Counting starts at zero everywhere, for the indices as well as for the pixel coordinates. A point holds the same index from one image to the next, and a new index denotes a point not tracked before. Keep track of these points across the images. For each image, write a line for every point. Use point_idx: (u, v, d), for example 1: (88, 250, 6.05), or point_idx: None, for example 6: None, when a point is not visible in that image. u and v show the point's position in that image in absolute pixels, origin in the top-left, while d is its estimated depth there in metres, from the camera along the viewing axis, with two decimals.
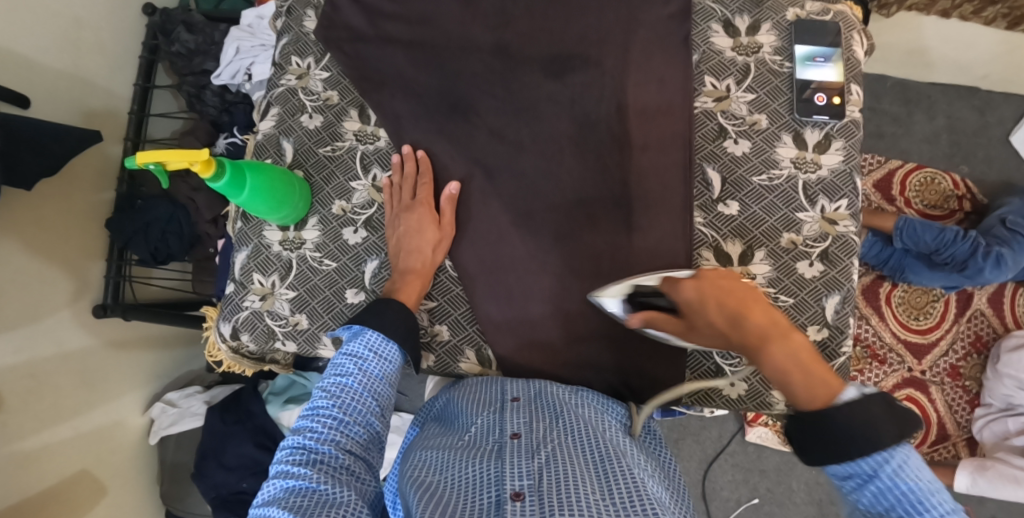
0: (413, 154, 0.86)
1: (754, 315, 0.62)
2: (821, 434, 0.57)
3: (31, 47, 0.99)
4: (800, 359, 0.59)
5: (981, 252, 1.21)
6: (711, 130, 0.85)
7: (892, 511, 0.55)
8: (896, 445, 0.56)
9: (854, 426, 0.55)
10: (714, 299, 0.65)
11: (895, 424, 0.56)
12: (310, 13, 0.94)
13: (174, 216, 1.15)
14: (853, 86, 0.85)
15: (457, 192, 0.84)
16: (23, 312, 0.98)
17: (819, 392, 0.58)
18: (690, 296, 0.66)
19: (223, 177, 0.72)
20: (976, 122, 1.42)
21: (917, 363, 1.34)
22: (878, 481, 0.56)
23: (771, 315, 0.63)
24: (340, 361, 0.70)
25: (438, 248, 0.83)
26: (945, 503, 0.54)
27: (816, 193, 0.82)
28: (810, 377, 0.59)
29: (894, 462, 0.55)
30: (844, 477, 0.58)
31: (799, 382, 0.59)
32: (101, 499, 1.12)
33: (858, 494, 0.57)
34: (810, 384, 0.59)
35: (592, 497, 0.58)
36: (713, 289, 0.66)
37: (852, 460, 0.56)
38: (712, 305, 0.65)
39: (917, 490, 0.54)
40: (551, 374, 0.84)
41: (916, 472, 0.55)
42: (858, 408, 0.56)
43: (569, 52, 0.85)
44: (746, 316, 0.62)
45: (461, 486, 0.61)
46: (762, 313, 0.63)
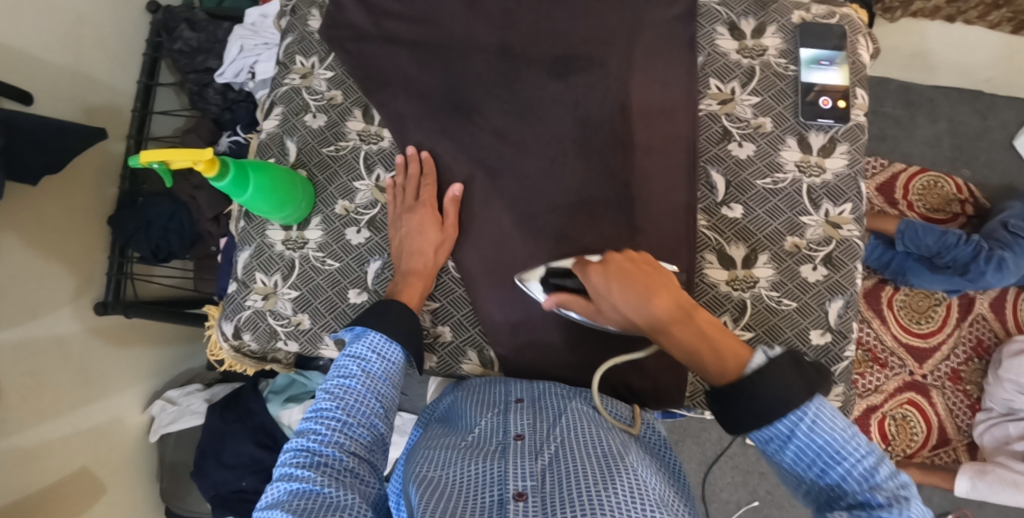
0: (417, 155, 0.85)
1: (660, 297, 0.65)
2: (739, 400, 0.60)
3: (33, 43, 0.99)
4: (704, 334, 0.64)
5: (983, 255, 1.20)
6: (715, 133, 0.85)
7: (815, 464, 0.59)
8: (806, 401, 0.59)
9: (767, 390, 0.59)
10: (622, 284, 0.66)
11: (806, 381, 0.60)
12: (315, 12, 0.94)
13: (175, 213, 1.14)
14: (858, 89, 0.85)
15: (459, 194, 0.84)
16: (23, 309, 0.98)
17: (728, 362, 0.63)
18: (599, 283, 0.67)
19: (227, 176, 0.72)
20: (978, 125, 1.42)
21: (918, 367, 1.33)
22: (799, 438, 0.59)
23: (675, 296, 0.65)
24: (343, 362, 0.70)
25: (440, 250, 0.83)
26: (860, 447, 0.58)
27: (820, 197, 0.82)
28: (718, 351, 0.63)
29: (808, 417, 0.59)
30: (767, 439, 0.61)
31: (709, 358, 0.63)
32: (100, 497, 1.12)
33: (783, 452, 0.61)
34: (717, 356, 0.63)
35: (596, 495, 0.57)
36: (621, 274, 0.67)
37: (773, 422, 0.60)
38: (621, 290, 0.66)
39: (835, 440, 0.58)
40: (552, 375, 0.83)
41: (832, 424, 0.59)
42: (767, 373, 0.60)
43: (574, 53, 0.85)
44: (652, 301, 0.64)
45: (465, 486, 0.61)
46: (666, 296, 0.65)
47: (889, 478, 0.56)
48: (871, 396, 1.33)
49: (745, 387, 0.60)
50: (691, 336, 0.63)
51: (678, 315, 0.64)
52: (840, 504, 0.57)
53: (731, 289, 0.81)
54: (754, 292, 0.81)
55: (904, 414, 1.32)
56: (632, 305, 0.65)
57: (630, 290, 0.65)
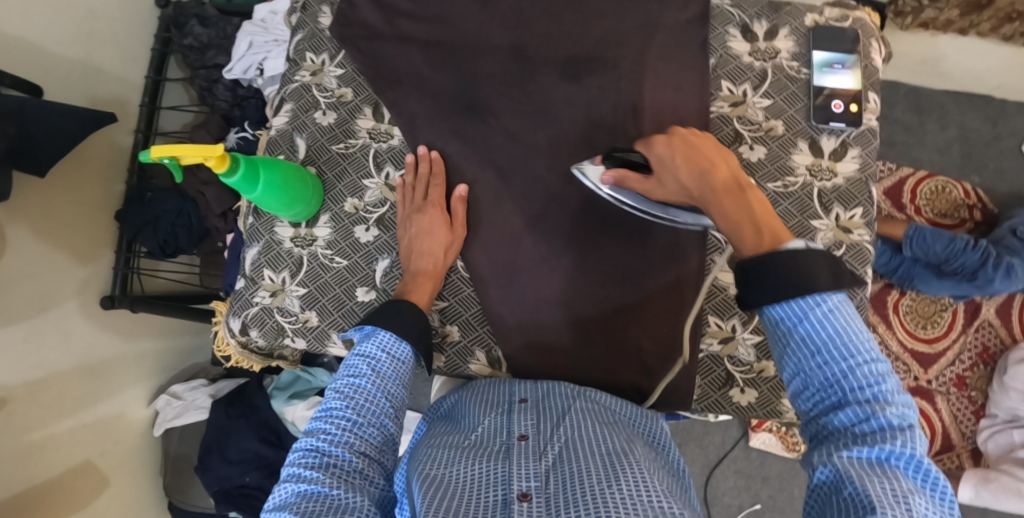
0: (427, 154, 0.85)
1: (719, 168, 0.67)
2: (763, 275, 0.57)
3: (44, 37, 0.99)
4: (752, 208, 0.62)
5: (990, 262, 1.20)
6: (727, 135, 0.85)
7: (819, 357, 0.54)
8: (830, 291, 0.55)
9: (797, 272, 0.55)
10: (685, 155, 0.69)
11: (838, 277, 0.56)
12: (326, 9, 0.94)
13: (183, 209, 1.14)
14: (870, 94, 0.84)
15: (466, 195, 0.84)
16: (29, 303, 0.98)
17: (767, 239, 0.60)
18: (663, 152, 0.70)
19: (237, 172, 0.72)
20: (988, 131, 1.41)
21: (923, 372, 1.33)
22: (811, 325, 0.55)
23: (734, 174, 0.66)
24: (353, 362, 0.70)
25: (449, 250, 0.83)
26: (871, 353, 0.53)
27: (831, 201, 0.82)
28: (757, 227, 0.61)
29: (828, 304, 0.55)
30: (777, 322, 0.57)
31: (746, 233, 0.61)
32: (104, 490, 1.12)
33: (789, 339, 0.56)
34: (758, 230, 0.61)
35: (602, 496, 0.57)
36: (683, 146, 0.69)
37: (788, 300, 0.56)
38: (682, 160, 0.68)
39: (846, 337, 0.54)
40: (560, 376, 0.83)
41: (846, 320, 0.54)
42: (802, 257, 0.56)
43: (586, 54, 0.85)
44: (712, 171, 0.66)
45: (469, 484, 0.61)
46: (727, 171, 0.66)
47: (895, 395, 0.51)
48: None
49: (774, 263, 0.56)
50: (738, 207, 0.63)
51: (732, 188, 0.65)
52: (835, 415, 0.53)
53: None
54: None
55: None
56: (692, 173, 0.67)
57: (690, 159, 0.68)
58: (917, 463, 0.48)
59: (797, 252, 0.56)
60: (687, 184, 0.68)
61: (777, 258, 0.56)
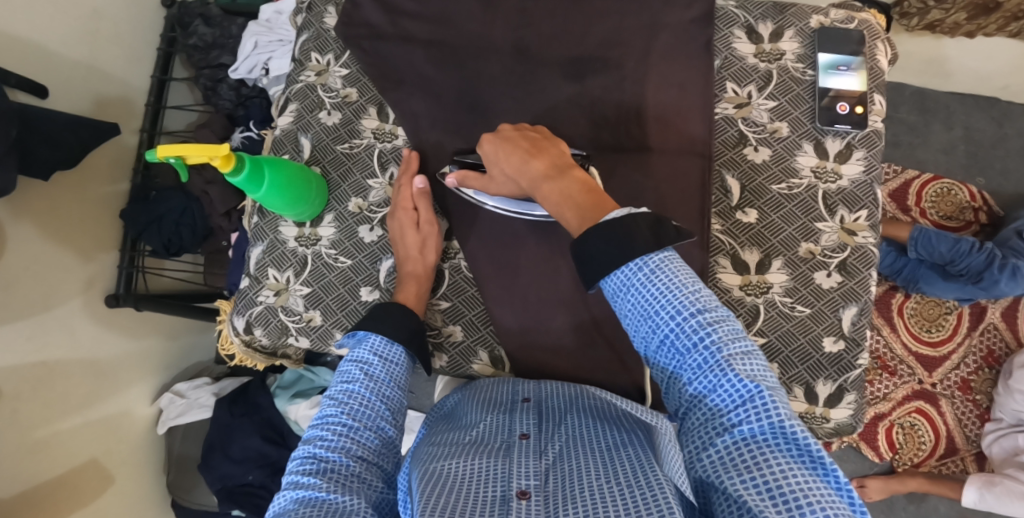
0: (406, 154, 0.86)
1: (539, 158, 0.67)
2: (586, 253, 0.56)
3: (50, 37, 1.00)
4: (571, 190, 0.63)
5: (998, 263, 1.19)
6: (731, 137, 0.85)
7: (655, 331, 0.55)
8: (649, 252, 0.55)
9: (615, 243, 0.55)
10: (505, 149, 0.70)
11: (658, 238, 0.55)
12: (331, 9, 0.94)
13: (187, 208, 1.15)
14: (876, 95, 0.84)
15: (425, 187, 0.83)
16: (35, 301, 0.99)
17: (589, 217, 0.60)
18: (489, 149, 0.71)
19: (242, 172, 0.72)
20: (994, 132, 1.40)
21: (928, 375, 1.33)
22: (637, 291, 0.55)
23: (554, 161, 0.67)
24: (347, 368, 0.70)
25: (425, 248, 0.82)
26: (696, 305, 0.54)
27: (836, 203, 0.82)
28: (581, 206, 0.61)
29: (644, 267, 0.55)
30: (610, 294, 0.57)
31: (570, 212, 0.61)
32: (108, 488, 1.12)
33: (623, 308, 0.57)
34: (578, 211, 0.61)
35: (600, 497, 0.57)
36: (505, 141, 0.71)
37: (611, 272, 0.55)
38: (501, 156, 0.70)
39: (670, 297, 0.54)
40: (562, 377, 0.83)
41: (670, 278, 0.54)
42: (621, 225, 0.55)
43: (589, 55, 0.85)
44: (531, 161, 0.67)
45: (469, 479, 0.61)
46: (544, 159, 0.67)
47: (733, 348, 0.53)
48: (879, 404, 1.33)
49: (594, 237, 0.56)
50: (558, 190, 0.63)
51: (551, 173, 0.65)
52: (684, 388, 0.55)
53: (745, 294, 0.81)
54: (767, 298, 0.80)
55: (913, 423, 1.32)
56: (514, 163, 0.68)
57: (511, 151, 0.69)
58: (778, 429, 0.50)
59: (614, 226, 0.55)
60: (511, 175, 0.69)
61: (594, 233, 0.56)
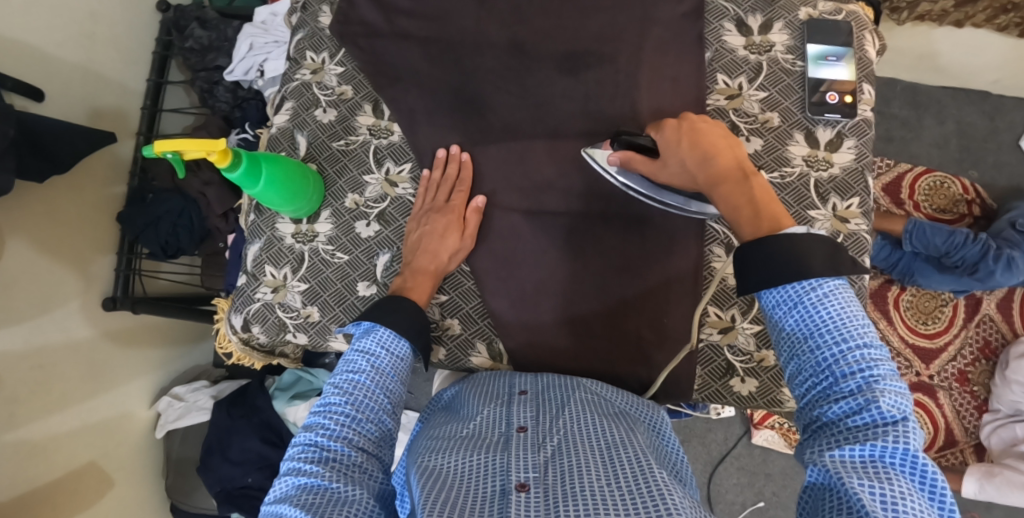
0: (459, 155, 0.85)
1: (723, 154, 0.65)
2: (757, 259, 0.57)
3: (48, 41, 1.01)
4: (752, 194, 0.61)
5: (992, 254, 1.20)
6: (723, 127, 0.85)
7: (813, 345, 0.54)
8: (827, 275, 0.55)
9: (784, 260, 0.55)
10: (687, 138, 0.69)
11: (835, 262, 0.55)
12: (325, 8, 0.95)
13: (184, 210, 1.15)
14: (865, 85, 0.86)
15: (480, 205, 0.83)
16: (31, 304, 0.98)
17: (765, 225, 0.59)
18: (668, 136, 0.71)
19: (239, 167, 0.73)
20: (985, 126, 1.42)
21: (925, 367, 1.33)
22: (803, 309, 0.55)
23: (740, 160, 0.65)
24: (352, 357, 0.70)
25: (453, 257, 0.82)
26: (864, 336, 0.53)
27: (828, 191, 0.83)
28: (757, 213, 0.60)
29: (823, 289, 0.55)
30: (772, 307, 0.58)
31: (744, 218, 0.60)
32: (106, 491, 1.12)
33: (784, 322, 0.57)
34: (751, 219, 0.60)
35: (597, 485, 0.57)
36: (689, 130, 0.69)
37: (780, 285, 0.56)
38: (688, 142, 0.68)
39: (839, 320, 0.53)
40: (561, 370, 0.83)
41: (842, 304, 0.54)
42: (793, 241, 0.56)
43: (583, 49, 0.86)
44: (714, 156, 0.65)
45: (478, 481, 0.60)
46: (732, 156, 0.65)
47: (890, 382, 0.51)
48: None
49: (764, 247, 0.57)
50: (738, 195, 0.62)
51: (733, 175, 0.63)
52: (826, 404, 0.53)
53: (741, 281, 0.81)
54: None
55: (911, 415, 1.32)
56: (692, 156, 0.67)
57: (695, 143, 0.68)
58: (911, 458, 0.48)
59: (786, 243, 0.56)
60: (687, 167, 0.68)
61: (760, 246, 0.57)
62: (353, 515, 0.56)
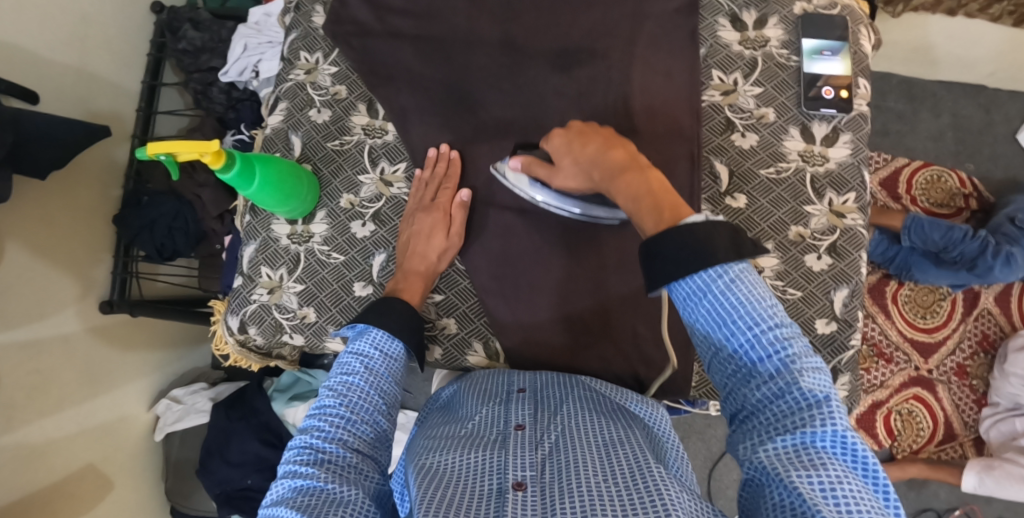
0: (448, 154, 0.85)
1: (616, 150, 0.65)
2: (660, 251, 0.53)
3: (40, 43, 1.00)
4: (650, 185, 0.59)
5: (991, 250, 1.20)
6: (718, 124, 0.85)
7: (727, 335, 0.52)
8: (730, 261, 0.52)
9: (692, 248, 0.51)
10: (579, 140, 0.70)
11: (738, 248, 0.52)
12: (318, 8, 0.95)
13: (180, 213, 1.15)
14: (860, 80, 0.85)
15: (465, 200, 0.83)
16: (28, 309, 0.98)
17: (666, 216, 0.56)
18: (558, 142, 0.73)
19: (232, 168, 0.73)
20: (981, 120, 1.42)
21: (924, 362, 1.33)
22: (713, 298, 0.52)
23: (633, 154, 0.64)
24: (346, 360, 0.70)
25: (444, 256, 0.82)
26: (776, 318, 0.51)
27: (824, 186, 0.82)
28: (658, 203, 0.57)
29: (728, 276, 0.51)
30: (681, 298, 0.54)
31: (646, 208, 0.57)
32: (105, 495, 1.12)
33: (695, 313, 0.54)
34: (651, 209, 0.57)
35: (595, 482, 0.57)
36: (576, 135, 0.71)
37: (687, 275, 0.52)
38: (581, 145, 0.70)
39: (751, 305, 0.51)
40: (558, 368, 0.83)
41: (749, 288, 0.51)
42: (698, 229, 0.52)
43: (576, 46, 0.85)
44: (608, 154, 0.65)
45: (472, 479, 0.60)
46: (625, 151, 0.65)
47: (807, 362, 0.50)
48: (877, 392, 1.33)
49: (669, 238, 0.52)
50: (637, 185, 0.60)
51: (629, 168, 0.62)
52: (752, 394, 0.52)
53: None
54: None
55: (910, 409, 1.32)
56: (587, 157, 0.68)
57: (587, 143, 0.69)
58: (841, 439, 0.48)
59: (692, 231, 0.52)
60: (585, 167, 0.68)
61: (671, 234, 0.52)
62: (349, 515, 0.56)
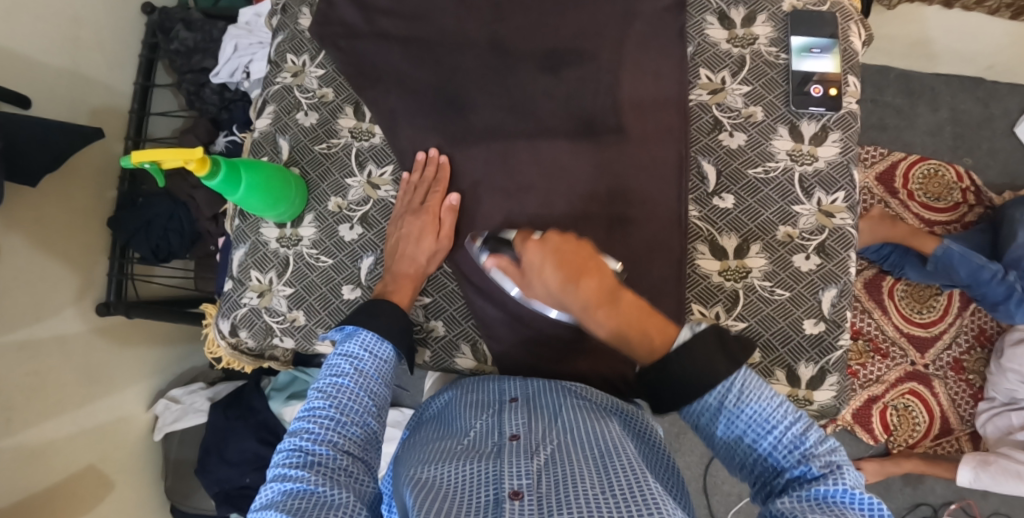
0: (436, 158, 0.85)
1: (589, 275, 0.64)
2: (668, 376, 0.62)
3: (33, 47, 1.00)
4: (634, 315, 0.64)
5: (1015, 298, 1.17)
6: (706, 123, 0.85)
7: (746, 436, 0.60)
8: (733, 371, 0.60)
9: (700, 370, 0.60)
10: (554, 264, 0.65)
11: (732, 354, 0.61)
12: (305, 10, 0.94)
13: (175, 213, 1.15)
14: (850, 77, 0.85)
15: (457, 204, 0.83)
16: (25, 312, 0.98)
17: (656, 342, 0.64)
18: (532, 260, 0.66)
19: (218, 175, 0.73)
20: (980, 113, 1.40)
21: (920, 357, 1.33)
22: (728, 410, 0.60)
23: (604, 277, 0.65)
24: (335, 362, 0.70)
25: (431, 259, 0.82)
26: (790, 415, 0.58)
27: (812, 186, 0.82)
28: (647, 331, 0.64)
29: (734, 386, 0.60)
30: (698, 414, 0.62)
31: (638, 338, 0.64)
32: (105, 494, 1.13)
33: (714, 424, 0.62)
34: (642, 338, 0.64)
35: (591, 491, 0.56)
36: (551, 253, 0.65)
37: (698, 397, 0.61)
38: (550, 267, 0.65)
39: (761, 406, 0.59)
40: (547, 371, 0.83)
41: (758, 394, 0.59)
42: (696, 350, 0.61)
43: (564, 47, 0.85)
44: (582, 283, 0.64)
45: (467, 491, 0.59)
46: (597, 277, 0.65)
47: (821, 445, 0.57)
48: (873, 387, 1.32)
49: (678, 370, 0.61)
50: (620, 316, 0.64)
51: (609, 298, 0.64)
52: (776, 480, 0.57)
53: (724, 279, 0.81)
54: (746, 282, 0.81)
55: (906, 404, 1.32)
56: (560, 287, 0.65)
57: (560, 269, 0.64)
58: (851, 494, 0.53)
59: (695, 360, 0.61)
60: (559, 296, 0.66)
61: (680, 366, 0.61)
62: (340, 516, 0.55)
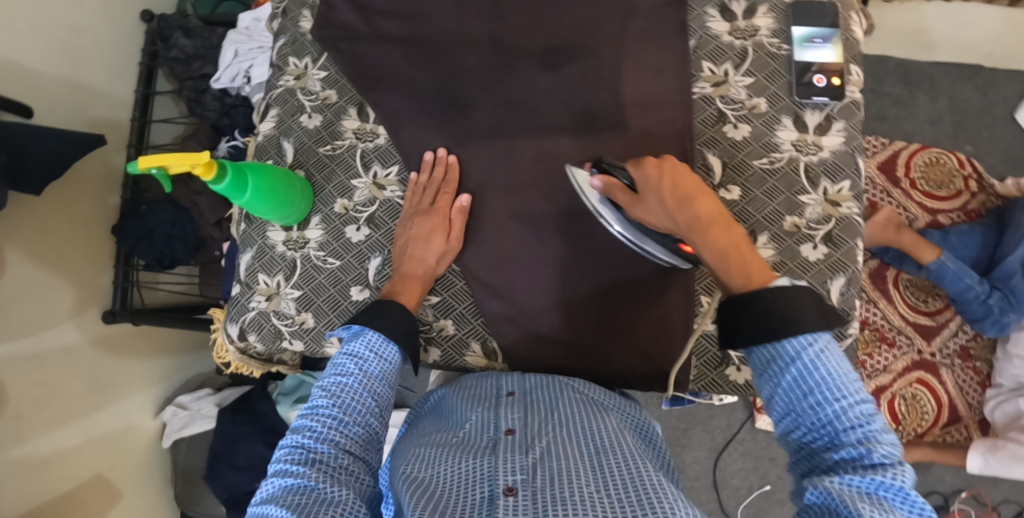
0: (445, 157, 0.85)
1: (703, 197, 0.65)
2: (745, 313, 0.58)
3: (34, 57, 1.00)
4: (739, 244, 0.62)
5: (992, 317, 1.22)
6: (710, 116, 0.85)
7: (810, 399, 0.54)
8: (818, 330, 0.56)
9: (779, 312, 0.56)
10: (671, 178, 0.67)
11: (826, 318, 0.56)
12: (306, 13, 0.95)
13: (177, 220, 1.15)
14: (852, 66, 0.85)
15: (468, 205, 0.83)
16: (30, 321, 0.98)
17: (754, 276, 0.60)
18: (649, 172, 0.68)
19: (224, 179, 0.73)
20: (980, 101, 1.40)
21: (926, 345, 1.33)
22: (801, 366, 0.55)
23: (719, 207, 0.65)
24: (340, 360, 0.70)
25: (440, 260, 0.82)
26: (860, 394, 0.53)
27: (818, 175, 0.82)
28: (745, 262, 0.61)
29: (815, 343, 0.55)
30: (768, 361, 0.57)
31: (734, 264, 0.61)
32: (114, 502, 1.13)
33: (778, 377, 0.56)
34: (742, 267, 0.60)
35: (586, 489, 0.57)
36: (670, 172, 0.68)
37: (778, 339, 0.56)
38: (667, 183, 0.67)
39: (836, 376, 0.54)
40: (555, 368, 0.83)
41: (838, 361, 0.54)
42: (785, 296, 0.56)
43: (565, 43, 0.85)
44: (695, 199, 0.65)
45: (463, 486, 0.60)
46: (711, 201, 0.65)
47: (884, 434, 0.52)
48: (880, 377, 1.32)
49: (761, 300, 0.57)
50: (724, 238, 0.62)
51: (717, 218, 0.63)
52: (827, 456, 0.53)
53: None
54: None
55: (915, 394, 1.32)
56: (672, 197, 0.66)
57: (676, 184, 0.66)
58: (904, 495, 0.49)
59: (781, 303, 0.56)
60: (669, 207, 0.66)
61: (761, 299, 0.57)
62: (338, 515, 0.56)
